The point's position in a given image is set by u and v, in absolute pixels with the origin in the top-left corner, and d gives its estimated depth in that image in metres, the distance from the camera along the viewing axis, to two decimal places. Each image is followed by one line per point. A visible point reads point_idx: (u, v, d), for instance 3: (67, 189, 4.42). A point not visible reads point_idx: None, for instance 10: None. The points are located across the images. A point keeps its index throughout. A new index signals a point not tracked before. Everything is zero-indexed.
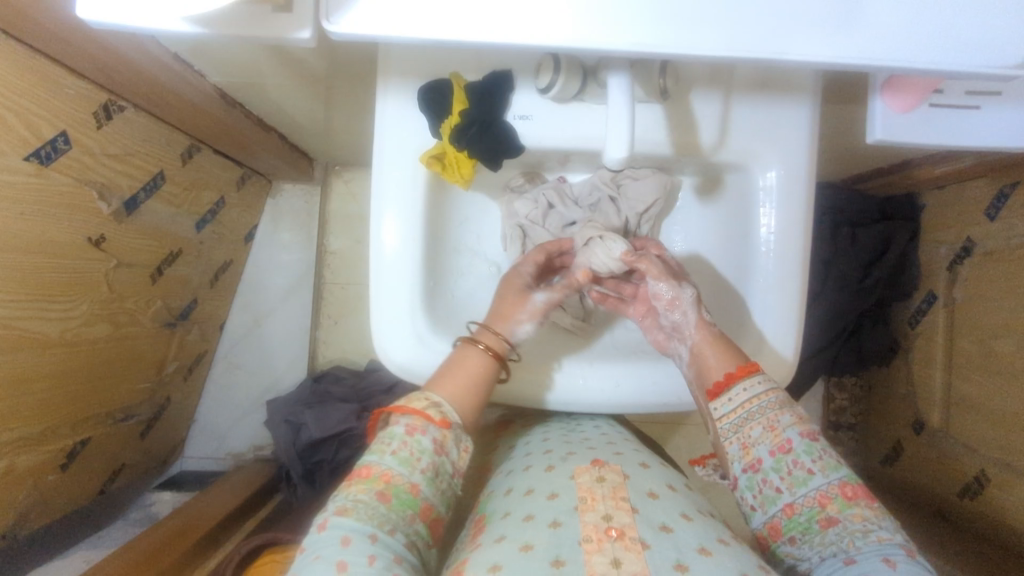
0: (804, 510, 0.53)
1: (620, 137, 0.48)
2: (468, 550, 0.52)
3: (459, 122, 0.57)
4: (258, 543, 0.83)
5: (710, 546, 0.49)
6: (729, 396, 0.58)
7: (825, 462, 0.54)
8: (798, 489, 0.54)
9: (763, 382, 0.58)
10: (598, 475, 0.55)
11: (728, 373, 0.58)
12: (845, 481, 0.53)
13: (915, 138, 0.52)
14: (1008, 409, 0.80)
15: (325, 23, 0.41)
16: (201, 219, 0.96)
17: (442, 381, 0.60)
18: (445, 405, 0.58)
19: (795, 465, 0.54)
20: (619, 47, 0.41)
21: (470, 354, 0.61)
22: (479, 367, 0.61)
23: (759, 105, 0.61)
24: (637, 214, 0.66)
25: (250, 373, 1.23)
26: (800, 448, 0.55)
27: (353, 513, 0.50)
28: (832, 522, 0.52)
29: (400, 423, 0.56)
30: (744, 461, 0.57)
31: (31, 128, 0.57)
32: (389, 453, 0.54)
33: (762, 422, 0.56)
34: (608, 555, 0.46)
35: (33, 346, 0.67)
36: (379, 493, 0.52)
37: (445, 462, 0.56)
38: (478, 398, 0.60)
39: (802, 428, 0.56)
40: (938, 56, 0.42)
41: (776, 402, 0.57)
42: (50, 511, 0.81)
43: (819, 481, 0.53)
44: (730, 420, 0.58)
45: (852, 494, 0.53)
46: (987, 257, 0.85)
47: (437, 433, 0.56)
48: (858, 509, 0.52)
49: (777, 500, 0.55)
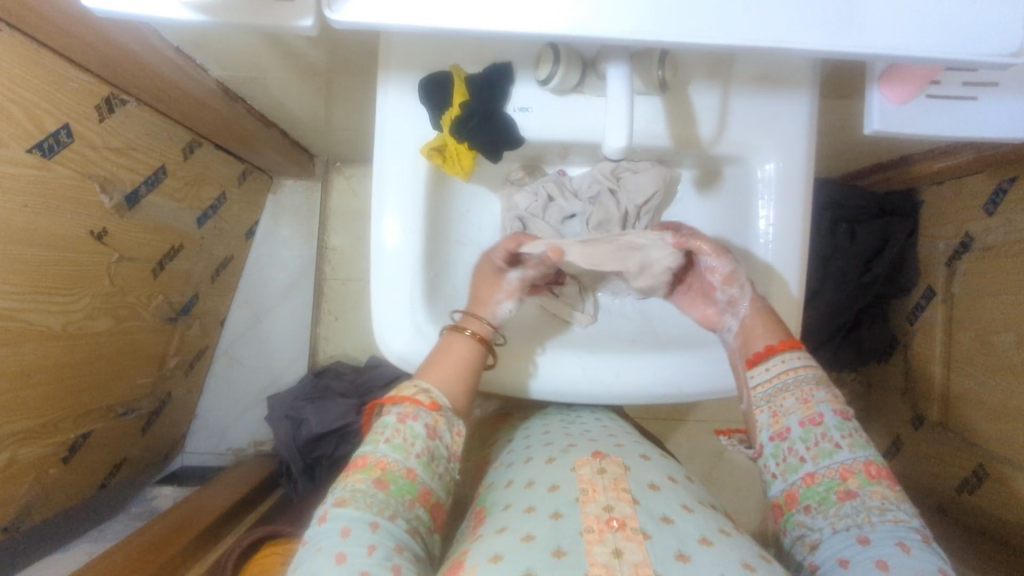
0: (824, 480, 0.55)
1: (620, 126, 0.48)
2: (468, 542, 0.52)
3: (459, 114, 0.57)
4: (261, 535, 0.84)
5: (710, 536, 0.49)
6: (767, 366, 0.60)
7: (853, 439, 0.55)
8: (821, 461, 0.55)
9: (801, 357, 0.60)
10: (599, 467, 0.56)
11: (770, 345, 0.60)
12: (870, 461, 0.54)
13: (914, 128, 0.52)
14: (1008, 402, 0.80)
15: (328, 11, 0.42)
16: (202, 214, 0.96)
17: (431, 367, 0.61)
18: (433, 390, 0.59)
19: (823, 437, 0.56)
20: (618, 34, 0.41)
21: (456, 341, 0.62)
22: (465, 353, 0.62)
23: (758, 98, 0.61)
24: (637, 206, 0.67)
25: (251, 369, 1.24)
26: (831, 423, 0.56)
27: (351, 503, 0.51)
28: (852, 495, 0.53)
29: (392, 412, 0.58)
30: (773, 429, 0.58)
31: (34, 120, 0.58)
32: (382, 442, 0.56)
33: (797, 394, 0.58)
34: (609, 544, 0.46)
35: (36, 338, 0.68)
36: (376, 480, 0.53)
37: (439, 446, 0.58)
38: (465, 382, 0.61)
39: (836, 406, 0.57)
40: (936, 45, 0.42)
41: (812, 378, 0.59)
42: (51, 505, 0.81)
43: (844, 455, 0.55)
44: (764, 389, 0.60)
45: (875, 473, 0.54)
46: (986, 251, 0.85)
47: (428, 417, 0.58)
48: (879, 487, 0.53)
49: (799, 468, 0.56)
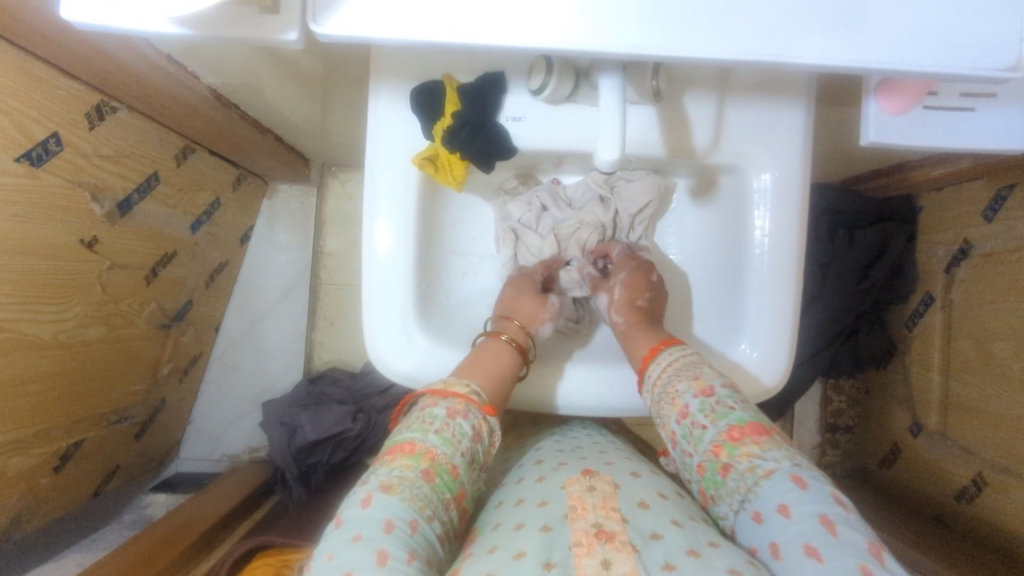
0: (708, 466, 0.55)
1: (612, 138, 0.48)
2: (458, 560, 0.51)
3: (451, 123, 0.57)
4: (252, 546, 0.81)
5: (699, 548, 0.48)
6: (646, 383, 0.61)
7: (715, 412, 0.55)
8: (699, 447, 0.56)
9: (662, 357, 0.60)
10: (589, 485, 0.55)
11: (642, 362, 0.62)
12: (732, 425, 0.54)
13: (909, 138, 0.52)
14: (1008, 411, 0.79)
15: (313, 25, 0.41)
16: (196, 220, 0.95)
17: (475, 370, 0.60)
18: (483, 393, 0.59)
19: (693, 426, 0.56)
20: (610, 47, 0.41)
21: (498, 346, 0.62)
22: (506, 358, 0.62)
23: (752, 107, 0.60)
24: (630, 214, 0.67)
25: (246, 375, 1.23)
26: (695, 409, 0.56)
27: (398, 491, 0.49)
28: (728, 469, 0.53)
29: (441, 405, 0.56)
30: (669, 439, 0.59)
31: (22, 129, 0.57)
32: (432, 432, 0.54)
33: (665, 398, 0.59)
34: (597, 557, 0.46)
35: (25, 348, 0.67)
36: (424, 472, 0.52)
37: (479, 450, 0.57)
38: (505, 387, 0.61)
39: (698, 389, 0.57)
40: (933, 59, 0.42)
41: (673, 372, 0.59)
42: (42, 514, 0.81)
43: (711, 433, 0.55)
44: (651, 402, 0.61)
45: (738, 436, 0.54)
46: (985, 258, 0.84)
47: (477, 419, 0.57)
48: (744, 448, 0.53)
49: (692, 464, 0.57)
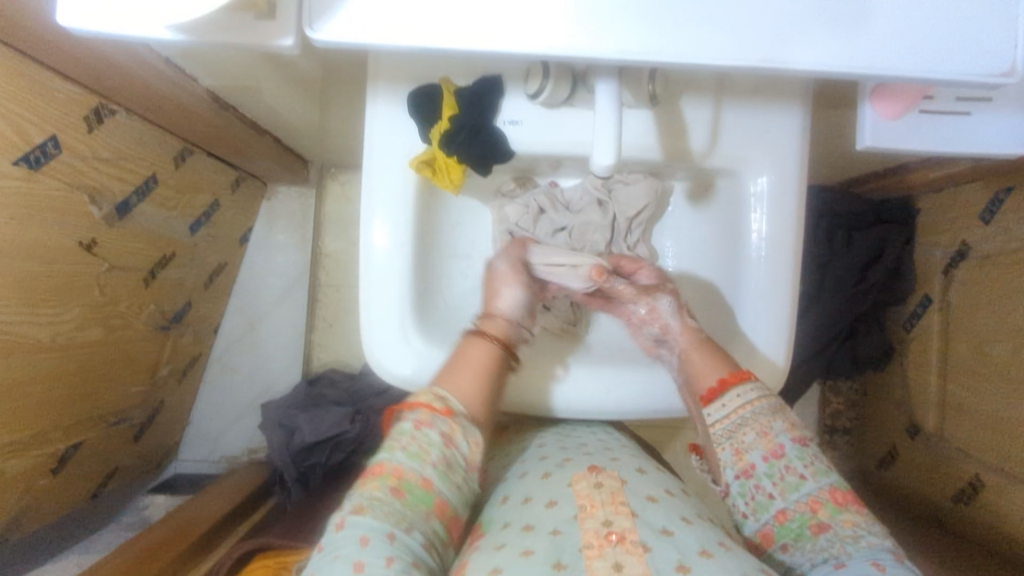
0: (796, 515, 0.55)
1: (607, 142, 0.48)
2: (467, 555, 0.52)
3: (448, 128, 0.57)
4: (251, 548, 0.82)
5: (711, 549, 0.48)
6: (722, 402, 0.60)
7: (816, 468, 0.57)
8: (790, 495, 0.56)
9: (754, 389, 0.60)
10: (596, 482, 0.54)
11: (722, 380, 0.60)
12: (835, 487, 0.56)
13: (903, 143, 0.52)
14: (1006, 414, 0.79)
15: (308, 30, 0.41)
16: (195, 222, 0.96)
17: (450, 376, 0.60)
18: (449, 398, 0.59)
19: (787, 470, 0.57)
20: (605, 52, 0.41)
21: (476, 346, 0.62)
22: (485, 357, 0.61)
23: (749, 111, 0.60)
24: (627, 217, 0.66)
25: (245, 376, 1.23)
26: (792, 454, 0.57)
27: (369, 511, 0.49)
28: (824, 527, 0.54)
29: (408, 418, 0.57)
30: (738, 467, 0.59)
31: (20, 133, 0.57)
32: (399, 449, 0.54)
33: (755, 427, 0.59)
34: (609, 559, 0.45)
35: (24, 350, 0.67)
36: (393, 489, 0.52)
37: (456, 455, 0.57)
38: (484, 389, 0.61)
39: (794, 434, 0.58)
40: (924, 65, 0.42)
41: (768, 409, 0.59)
42: (39, 517, 0.81)
43: (810, 486, 0.56)
44: (723, 427, 0.60)
45: (842, 500, 0.55)
46: (981, 261, 0.85)
47: (445, 426, 0.57)
48: (848, 514, 0.54)
49: (769, 506, 0.57)
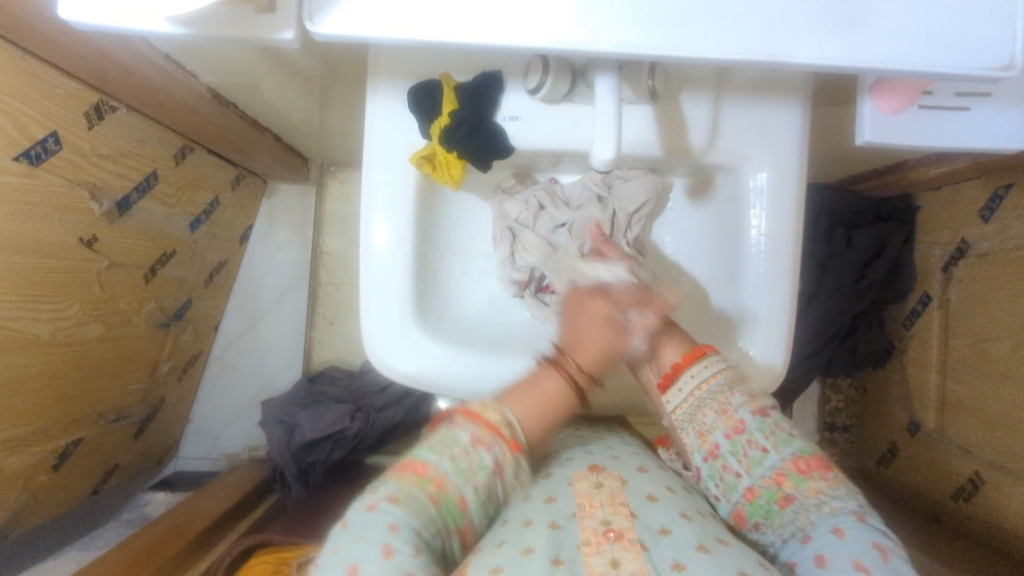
0: (763, 492, 0.55)
1: (608, 138, 0.48)
2: (467, 552, 0.51)
3: (449, 123, 0.57)
4: (250, 545, 0.82)
5: (707, 544, 0.48)
6: (679, 386, 0.60)
7: (777, 439, 0.56)
8: (755, 471, 0.56)
9: (710, 365, 0.59)
10: (596, 481, 0.55)
11: (677, 363, 0.61)
12: (798, 456, 0.55)
13: (903, 139, 0.52)
14: (1005, 410, 0.80)
15: (308, 24, 0.41)
16: (195, 219, 0.96)
17: (520, 399, 0.57)
18: (515, 424, 0.55)
19: (750, 446, 0.56)
20: (607, 47, 0.41)
21: (551, 378, 0.58)
22: (557, 393, 0.58)
23: (749, 107, 0.61)
24: (627, 213, 0.66)
25: (245, 373, 1.23)
26: (753, 427, 0.56)
27: (403, 504, 0.49)
28: (790, 500, 0.54)
29: (466, 430, 0.54)
30: (703, 450, 0.58)
31: (21, 129, 0.57)
32: (448, 458, 0.52)
33: (714, 406, 0.58)
34: (606, 556, 0.45)
35: (24, 346, 0.67)
36: (430, 496, 0.51)
37: (498, 485, 0.54)
38: (546, 422, 0.57)
39: (754, 407, 0.57)
40: (925, 60, 0.42)
41: (725, 385, 0.58)
42: (39, 513, 0.81)
43: (773, 459, 0.55)
44: (683, 411, 0.60)
45: (805, 468, 0.54)
46: (981, 258, 0.85)
47: (500, 452, 0.53)
48: (812, 483, 0.54)
49: (737, 486, 0.56)
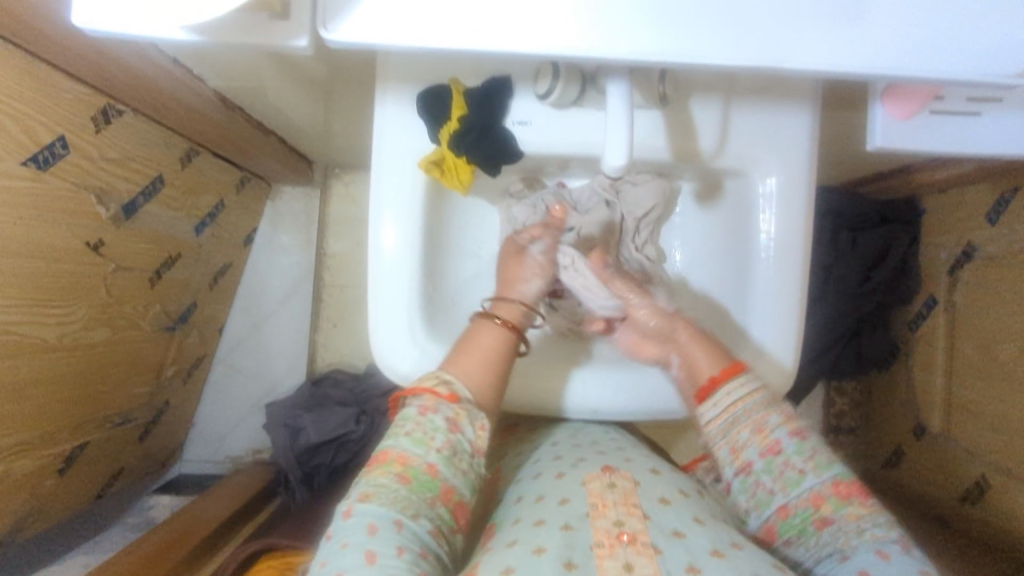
0: (798, 511, 0.54)
1: (619, 144, 0.49)
2: (478, 553, 0.50)
3: (458, 127, 0.57)
4: (257, 549, 0.82)
5: (724, 549, 0.47)
6: (714, 401, 0.59)
7: (816, 461, 0.56)
8: (791, 491, 0.55)
9: (747, 383, 0.59)
10: (609, 482, 0.55)
11: (713, 377, 0.60)
12: (837, 480, 0.55)
13: (916, 144, 0.52)
14: (1010, 414, 0.80)
15: (322, 31, 0.42)
16: (201, 223, 0.96)
17: (461, 360, 0.60)
18: (453, 381, 0.58)
19: (786, 466, 0.56)
20: (621, 54, 0.41)
21: (485, 328, 0.62)
22: (493, 340, 0.61)
23: (758, 111, 0.61)
24: (636, 217, 0.67)
25: (249, 376, 1.23)
26: (790, 449, 0.56)
27: (375, 498, 0.50)
28: (827, 522, 0.53)
29: (413, 404, 0.57)
30: (736, 465, 0.58)
31: (30, 133, 0.57)
32: (403, 435, 0.55)
33: (750, 424, 0.58)
34: (620, 559, 0.45)
35: (31, 350, 0.67)
36: (398, 475, 0.52)
37: (461, 440, 0.56)
38: (494, 372, 0.60)
39: (791, 428, 0.57)
40: (939, 65, 0.42)
41: (761, 403, 0.58)
42: (44, 517, 0.81)
43: (811, 481, 0.55)
44: (718, 425, 0.59)
45: (845, 493, 0.54)
46: (987, 261, 0.84)
47: (449, 411, 0.56)
48: (851, 508, 0.53)
49: (770, 502, 0.56)
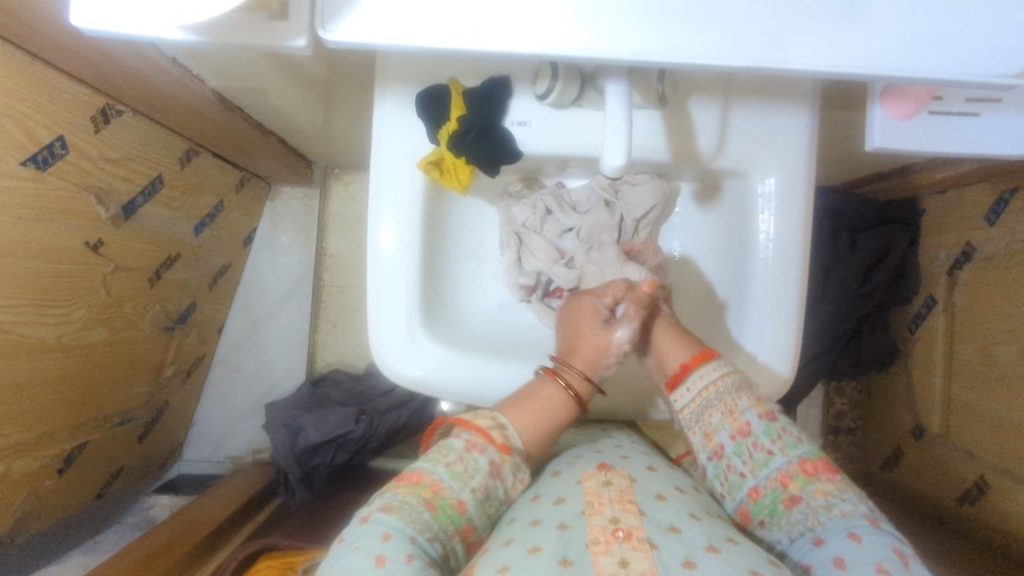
0: (767, 492, 0.55)
1: (618, 144, 0.49)
2: (475, 552, 0.50)
3: (457, 128, 0.57)
4: (258, 548, 0.82)
5: (718, 544, 0.47)
6: (687, 387, 0.60)
7: (784, 442, 0.56)
8: (759, 472, 0.56)
9: (718, 367, 0.59)
10: (605, 479, 0.55)
11: (684, 364, 0.60)
12: (804, 459, 0.55)
13: (915, 145, 0.52)
14: (1009, 414, 0.80)
15: (321, 31, 0.42)
16: (200, 223, 0.96)
17: (517, 408, 0.59)
18: (508, 429, 0.57)
19: (755, 448, 0.56)
20: (620, 55, 0.41)
21: (550, 387, 0.60)
22: (556, 403, 0.60)
23: (758, 111, 0.61)
24: (635, 218, 0.66)
25: (249, 376, 1.23)
26: (758, 431, 0.56)
27: (395, 512, 0.49)
28: (796, 500, 0.54)
29: (460, 437, 0.55)
30: (709, 450, 0.58)
31: (29, 133, 0.57)
32: (443, 464, 0.53)
33: (720, 408, 0.58)
34: (615, 556, 0.45)
35: (31, 350, 0.67)
36: (426, 500, 0.51)
37: (497, 487, 0.55)
38: (546, 431, 0.59)
39: (760, 410, 0.57)
40: (937, 67, 0.42)
41: (733, 387, 0.58)
42: (43, 517, 0.81)
43: (778, 461, 0.55)
44: (691, 410, 0.60)
45: (811, 470, 0.54)
46: (986, 261, 0.84)
47: (495, 455, 0.55)
48: (819, 485, 0.54)
49: (742, 485, 0.56)
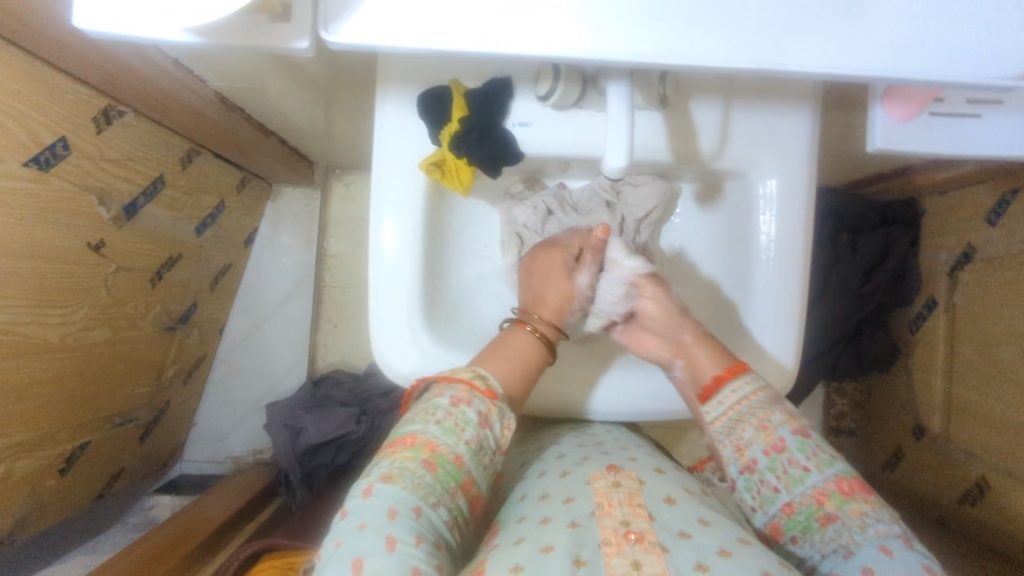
0: (802, 508, 0.54)
1: (619, 145, 0.49)
2: (484, 550, 0.50)
3: (458, 129, 0.57)
4: (257, 549, 0.82)
5: (730, 547, 0.47)
6: (718, 399, 0.59)
7: (819, 459, 0.55)
8: (794, 488, 0.55)
9: (751, 382, 0.59)
10: (614, 480, 0.55)
11: (718, 376, 0.60)
12: (839, 476, 0.54)
13: (917, 146, 0.52)
14: (1009, 415, 0.80)
15: (324, 33, 0.42)
16: (201, 223, 0.96)
17: (489, 358, 0.61)
18: (490, 377, 0.58)
19: (789, 464, 0.55)
20: (617, 55, 0.41)
21: (519, 334, 0.63)
22: (525, 348, 0.62)
23: (759, 111, 0.61)
24: (636, 219, 0.66)
25: (250, 376, 1.23)
26: (793, 446, 0.56)
27: (398, 481, 0.50)
28: (831, 518, 0.52)
29: (446, 394, 0.56)
30: (741, 463, 0.58)
31: (30, 134, 0.57)
32: (434, 423, 0.54)
33: (755, 422, 0.57)
34: (627, 557, 0.45)
35: (33, 350, 0.67)
36: (425, 462, 0.51)
37: (489, 437, 0.56)
38: (523, 379, 0.61)
39: (793, 426, 0.57)
40: (937, 68, 0.42)
41: (765, 402, 0.58)
42: (45, 516, 0.81)
43: (815, 478, 0.54)
44: (722, 424, 0.59)
45: (848, 489, 0.53)
46: (988, 262, 0.84)
47: (482, 404, 0.56)
48: (855, 503, 0.52)
49: (776, 499, 0.56)
